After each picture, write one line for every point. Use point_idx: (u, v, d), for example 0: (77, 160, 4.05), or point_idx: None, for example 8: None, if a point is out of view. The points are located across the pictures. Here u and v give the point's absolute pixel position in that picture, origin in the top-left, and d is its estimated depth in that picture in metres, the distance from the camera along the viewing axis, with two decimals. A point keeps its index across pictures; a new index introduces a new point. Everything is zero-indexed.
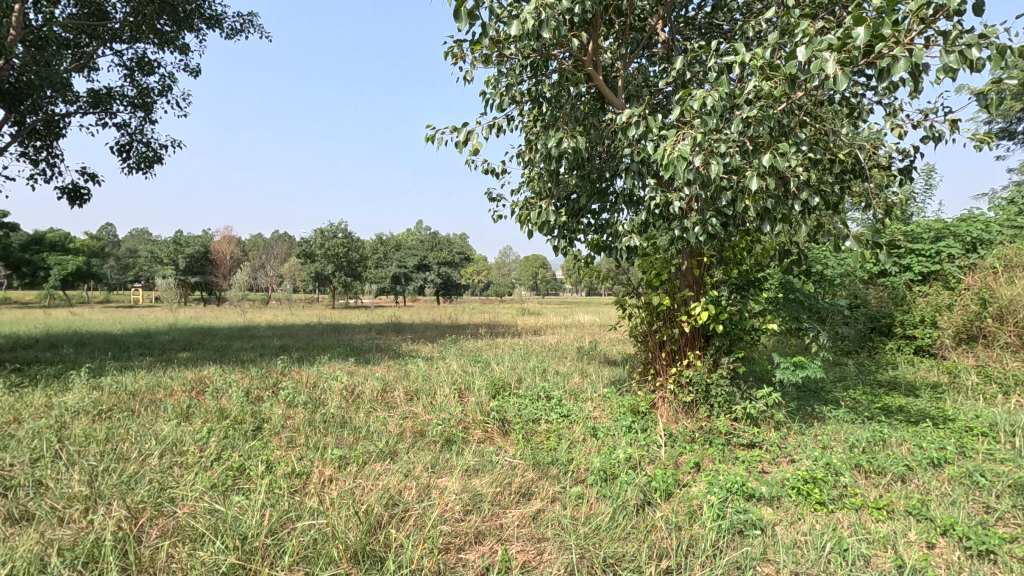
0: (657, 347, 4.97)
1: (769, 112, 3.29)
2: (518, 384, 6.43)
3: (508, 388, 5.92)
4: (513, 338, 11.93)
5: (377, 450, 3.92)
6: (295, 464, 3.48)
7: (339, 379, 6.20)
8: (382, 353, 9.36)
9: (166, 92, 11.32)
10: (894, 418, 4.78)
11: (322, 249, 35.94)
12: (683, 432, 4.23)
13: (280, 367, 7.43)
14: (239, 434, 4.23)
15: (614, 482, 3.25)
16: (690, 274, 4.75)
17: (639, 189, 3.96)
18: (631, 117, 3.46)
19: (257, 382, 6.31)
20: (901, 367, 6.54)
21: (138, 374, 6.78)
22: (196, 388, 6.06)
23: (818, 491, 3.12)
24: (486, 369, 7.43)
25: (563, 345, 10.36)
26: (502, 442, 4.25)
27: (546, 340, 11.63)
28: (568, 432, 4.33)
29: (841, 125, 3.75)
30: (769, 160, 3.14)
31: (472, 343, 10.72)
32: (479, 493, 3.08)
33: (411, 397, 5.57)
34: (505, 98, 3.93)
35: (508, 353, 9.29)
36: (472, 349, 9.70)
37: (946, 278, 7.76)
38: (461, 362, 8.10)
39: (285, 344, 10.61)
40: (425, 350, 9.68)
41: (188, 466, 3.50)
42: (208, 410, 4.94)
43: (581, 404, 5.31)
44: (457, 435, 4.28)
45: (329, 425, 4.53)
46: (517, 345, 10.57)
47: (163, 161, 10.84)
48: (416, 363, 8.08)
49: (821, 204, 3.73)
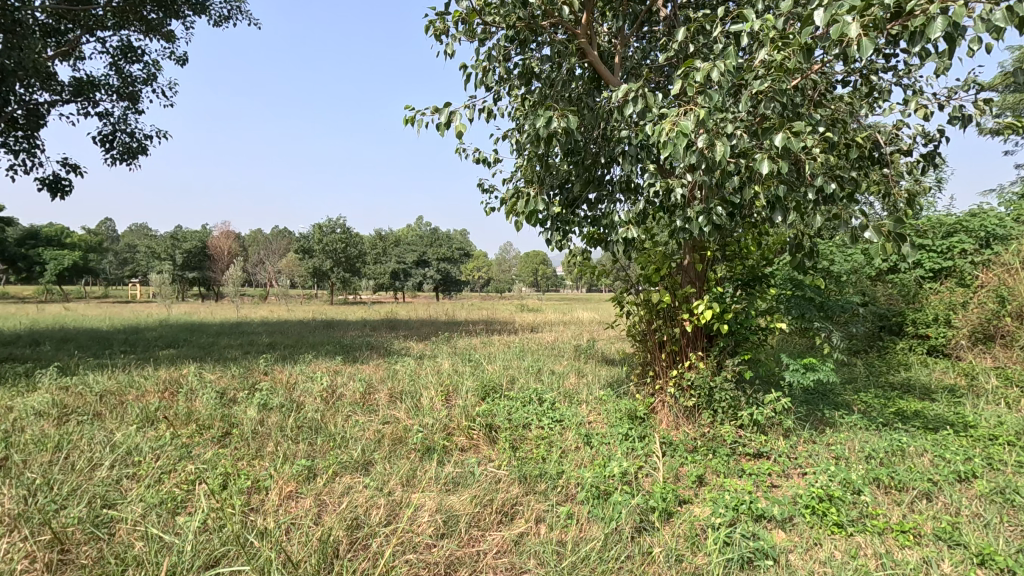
0: (656, 348, 4.64)
1: (782, 88, 2.94)
2: (510, 385, 6.11)
3: (499, 390, 5.60)
4: (509, 335, 11.62)
5: (350, 460, 3.59)
6: (256, 478, 3.16)
7: (322, 380, 5.88)
8: (372, 351, 9.05)
9: (151, 81, 10.97)
10: (910, 425, 4.45)
11: (320, 244, 35.66)
12: (684, 440, 3.91)
13: (263, 365, 7.11)
14: (202, 442, 3.90)
15: (608, 500, 2.93)
16: (692, 270, 4.40)
17: (637, 176, 3.61)
18: (629, 93, 3.11)
19: (234, 382, 6.00)
20: (914, 368, 6.22)
21: (110, 373, 6.47)
22: (169, 389, 5.74)
23: (835, 511, 2.80)
24: (478, 369, 7.11)
25: (559, 343, 10.05)
26: (488, 451, 3.94)
27: (543, 337, 11.33)
28: (558, 441, 4.01)
29: (860, 105, 3.39)
30: (782, 140, 2.79)
31: (466, 341, 10.42)
32: (456, 513, 2.77)
33: (395, 399, 5.25)
34: (491, 75, 3.58)
35: (502, 351, 8.99)
36: (465, 347, 9.38)
37: (960, 275, 7.42)
38: (453, 361, 7.77)
39: (273, 342, 10.29)
40: (417, 349, 9.37)
41: (138, 480, 3.18)
42: (175, 414, 4.61)
43: (575, 408, 4.99)
44: (440, 443, 3.96)
45: (302, 431, 4.21)
46: (513, 342, 10.27)
47: (147, 152, 10.48)
48: (406, 362, 7.76)
49: (837, 193, 3.38)
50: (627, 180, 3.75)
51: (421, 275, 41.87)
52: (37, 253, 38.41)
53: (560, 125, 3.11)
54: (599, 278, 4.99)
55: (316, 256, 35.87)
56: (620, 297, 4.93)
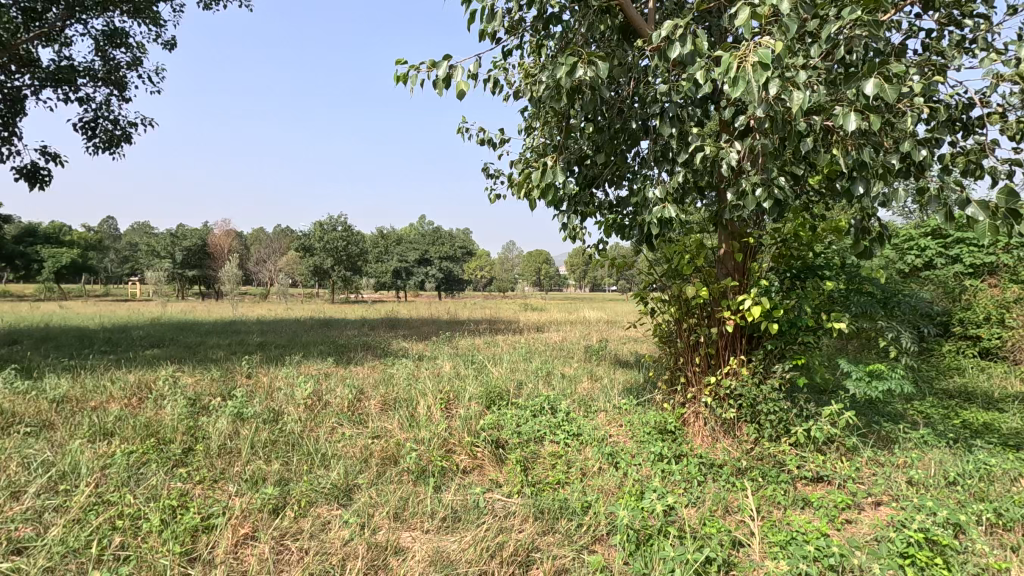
0: (688, 351, 4.02)
1: (871, 23, 2.30)
2: (517, 391, 5.51)
3: (506, 398, 4.98)
4: (514, 335, 11.00)
5: (329, 488, 2.98)
6: (208, 513, 2.55)
7: (308, 385, 5.27)
8: (367, 352, 8.45)
9: (136, 66, 10.38)
10: (986, 441, 3.82)
11: (321, 242, 35.16)
12: (729, 462, 3.29)
13: (247, 367, 6.51)
14: (157, 462, 3.30)
15: (649, 548, 2.33)
16: (731, 262, 3.80)
17: (674, 144, 2.98)
18: (673, 33, 2.48)
19: (210, 387, 5.38)
20: (967, 373, 5.59)
21: (77, 376, 5.86)
22: (137, 395, 5.13)
23: (943, 564, 2.18)
24: (481, 372, 6.50)
25: (567, 344, 9.43)
26: (494, 473, 3.33)
27: (550, 337, 10.74)
28: (577, 462, 3.39)
29: (954, 55, 2.75)
30: (876, 85, 2.16)
31: (468, 340, 9.83)
32: (458, 567, 2.16)
33: (388, 407, 4.65)
34: (500, 20, 2.94)
35: (508, 352, 8.38)
36: (467, 348, 8.78)
37: (1009, 270, 6.80)
38: (454, 363, 7.17)
39: (264, 341, 9.71)
40: (415, 349, 8.77)
41: (64, 513, 2.57)
42: (134, 425, 4.01)
43: (593, 419, 4.38)
44: (438, 463, 3.35)
45: (278, 448, 3.61)
46: (518, 343, 9.68)
47: (131, 140, 9.90)
48: (404, 364, 7.15)
49: (926, 163, 2.74)
50: (661, 150, 3.12)
51: (423, 273, 41.33)
52: (35, 250, 37.90)
53: (588, 75, 2.47)
54: (619, 271, 4.39)
55: (317, 255, 35.35)
56: (644, 292, 4.31)
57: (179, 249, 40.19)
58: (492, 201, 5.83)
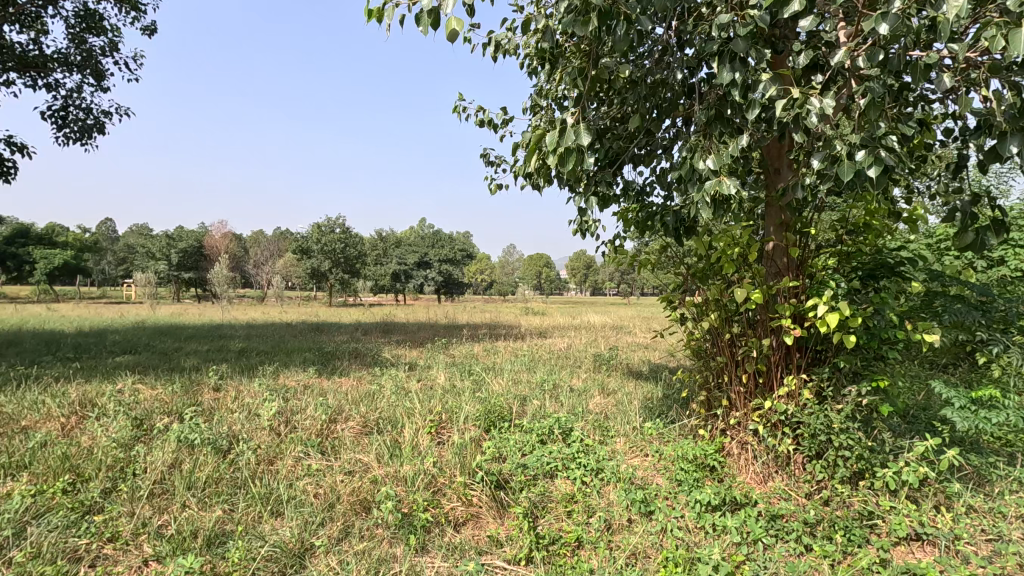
0: (732, 368, 3.30)
1: None
2: (520, 408, 4.79)
3: (509, 419, 4.25)
4: (515, 342, 10.30)
5: (274, 555, 2.25)
6: None
7: (278, 402, 4.54)
8: (355, 360, 7.74)
9: (112, 52, 9.67)
10: None
11: (319, 244, 34.55)
12: (797, 515, 2.56)
13: (216, 378, 5.78)
14: (60, 513, 2.58)
15: None
16: (783, 259, 3.13)
17: (735, 98, 2.26)
18: None
19: (165, 404, 4.64)
20: None
21: (17, 388, 5.13)
22: (78, 413, 4.40)
23: None
24: (479, 386, 5.77)
25: (573, 351, 8.71)
26: (493, 527, 2.62)
27: (554, 343, 10.03)
28: (601, 516, 2.66)
29: None
30: None
31: (466, 347, 9.12)
32: None
33: (367, 431, 3.93)
34: None
35: (509, 360, 7.67)
36: (465, 356, 8.05)
37: None
38: (449, 374, 6.45)
39: (246, 347, 8.98)
40: (409, 357, 8.02)
41: None
42: (53, 455, 3.29)
43: (613, 447, 3.66)
44: (423, 514, 2.61)
45: (223, 488, 2.89)
46: (520, 350, 8.97)
47: (105, 130, 9.18)
48: (393, 375, 6.41)
49: None
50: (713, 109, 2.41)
51: (422, 276, 40.61)
52: (27, 251, 37.16)
53: None
54: (643, 269, 3.69)
55: (314, 257, 34.67)
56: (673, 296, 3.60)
57: (175, 251, 39.49)
58: (493, 192, 5.18)
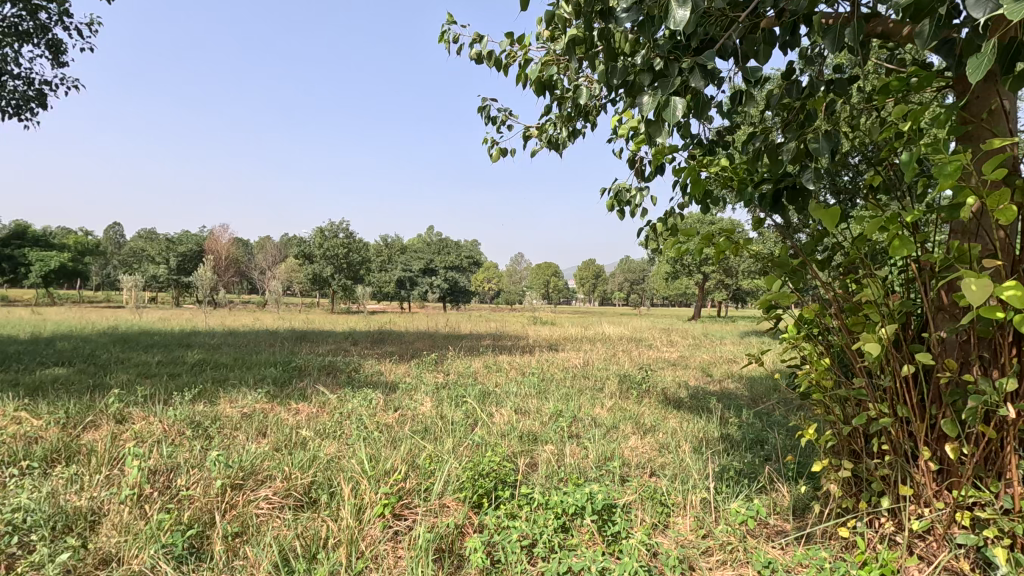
0: (909, 433, 1.84)
1: None
2: (528, 461, 3.36)
3: (511, 485, 2.81)
4: (523, 356, 8.86)
5: None
6: None
7: (178, 451, 3.13)
8: (327, 378, 6.33)
9: (63, 14, 8.41)
10: None
11: (321, 249, 33.48)
12: None
13: (125, 405, 4.35)
14: None
15: None
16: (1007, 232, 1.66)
17: None
18: None
19: (16, 448, 3.21)
20: None
21: None
22: None
23: None
24: (474, 422, 4.34)
25: (592, 369, 7.28)
26: None
27: (569, 358, 8.61)
28: None
29: None
30: None
31: (464, 363, 7.68)
32: None
33: (290, 507, 2.52)
34: None
35: (516, 381, 6.25)
36: (460, 375, 6.63)
37: None
38: (438, 402, 5.03)
39: (205, 360, 7.59)
40: (392, 376, 6.57)
41: None
42: None
43: (685, 555, 2.19)
44: None
45: None
46: (528, 366, 7.55)
47: (48, 102, 7.88)
48: (364, 403, 4.97)
49: None
50: None
51: (427, 283, 39.36)
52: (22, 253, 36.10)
53: None
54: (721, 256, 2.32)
55: (316, 262, 33.51)
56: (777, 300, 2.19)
57: (174, 254, 38.44)
58: (496, 160, 3.89)
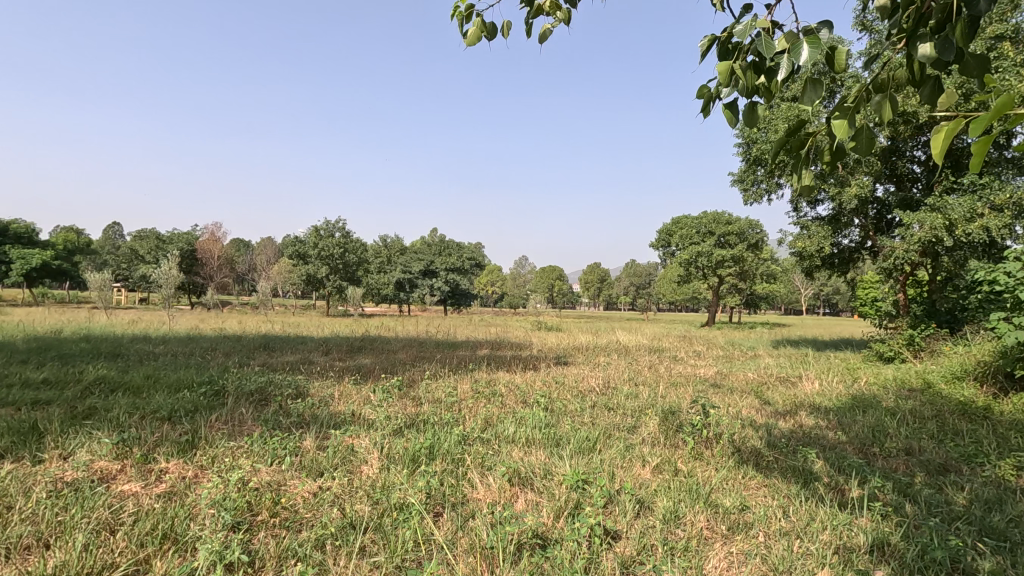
0: None
1: None
2: None
3: None
4: (523, 373, 7.02)
5: None
6: None
7: None
8: (249, 408, 4.51)
9: None
10: None
11: (316, 249, 31.70)
12: None
13: None
14: None
15: None
16: None
17: None
18: None
19: None
20: None
21: None
22: None
23: None
24: (436, 511, 2.56)
25: (615, 395, 5.46)
26: None
27: (581, 376, 6.78)
28: None
29: None
30: None
31: (445, 384, 5.87)
32: None
33: None
34: None
35: (511, 416, 4.42)
36: (436, 405, 4.82)
37: None
38: (387, 461, 3.23)
39: (106, 377, 5.74)
40: (341, 406, 4.71)
41: None
42: None
43: None
44: None
45: None
46: (529, 390, 5.73)
47: None
48: (274, 465, 3.15)
49: None
50: None
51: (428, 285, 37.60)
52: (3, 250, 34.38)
53: None
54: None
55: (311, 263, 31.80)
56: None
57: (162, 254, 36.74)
58: (471, 43, 2.18)
